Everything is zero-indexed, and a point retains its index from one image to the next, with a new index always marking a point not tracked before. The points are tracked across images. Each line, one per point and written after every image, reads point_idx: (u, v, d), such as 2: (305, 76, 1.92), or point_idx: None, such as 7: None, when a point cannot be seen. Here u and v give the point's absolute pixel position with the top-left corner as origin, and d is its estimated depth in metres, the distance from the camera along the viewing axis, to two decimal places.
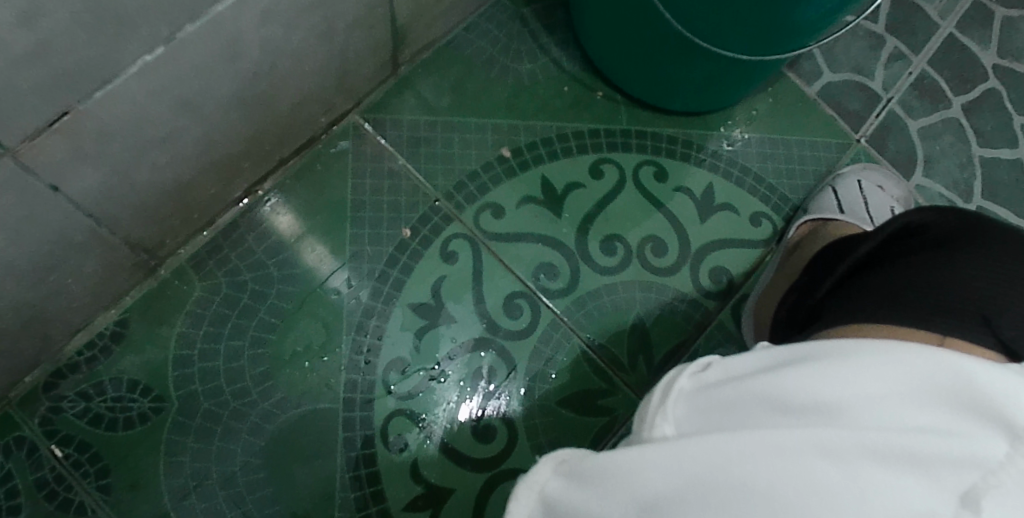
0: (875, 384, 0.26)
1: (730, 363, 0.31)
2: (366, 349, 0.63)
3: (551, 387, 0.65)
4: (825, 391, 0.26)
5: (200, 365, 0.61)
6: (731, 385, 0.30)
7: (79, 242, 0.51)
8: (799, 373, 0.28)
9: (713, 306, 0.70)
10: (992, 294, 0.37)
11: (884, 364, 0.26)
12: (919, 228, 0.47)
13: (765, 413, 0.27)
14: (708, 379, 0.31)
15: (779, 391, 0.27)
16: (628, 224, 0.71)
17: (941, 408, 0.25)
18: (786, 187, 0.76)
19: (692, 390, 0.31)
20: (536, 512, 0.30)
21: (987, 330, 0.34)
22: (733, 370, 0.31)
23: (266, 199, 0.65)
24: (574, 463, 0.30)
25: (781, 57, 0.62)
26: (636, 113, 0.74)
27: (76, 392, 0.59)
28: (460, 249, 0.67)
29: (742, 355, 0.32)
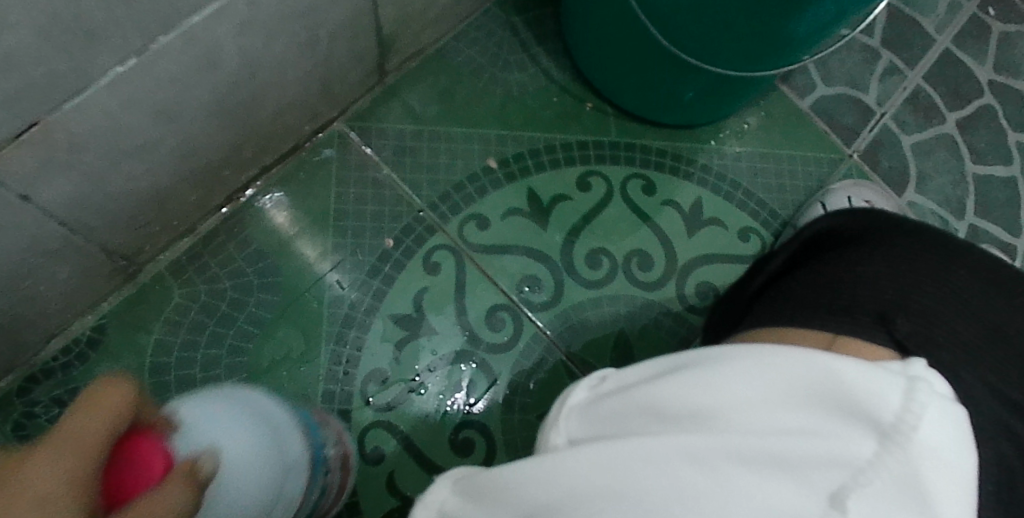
0: (748, 387, 0.27)
1: (625, 375, 0.33)
2: (346, 360, 0.62)
3: (531, 401, 0.64)
4: (704, 397, 0.28)
5: (176, 373, 0.60)
6: (623, 396, 0.31)
7: (53, 250, 0.51)
8: (681, 377, 0.29)
9: (698, 321, 0.69)
10: (892, 290, 0.36)
11: (761, 367, 0.28)
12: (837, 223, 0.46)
13: (651, 420, 0.28)
14: (604, 391, 0.32)
15: (663, 396, 0.29)
16: (613, 237, 0.70)
17: (817, 409, 0.27)
18: (776, 202, 0.75)
19: (589, 403, 0.32)
20: None
21: (883, 330, 0.34)
22: (626, 382, 0.32)
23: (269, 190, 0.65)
24: (468, 477, 0.30)
25: (770, 73, 0.62)
26: (625, 125, 0.74)
27: (50, 398, 0.58)
28: (444, 260, 0.66)
29: (635, 367, 0.33)
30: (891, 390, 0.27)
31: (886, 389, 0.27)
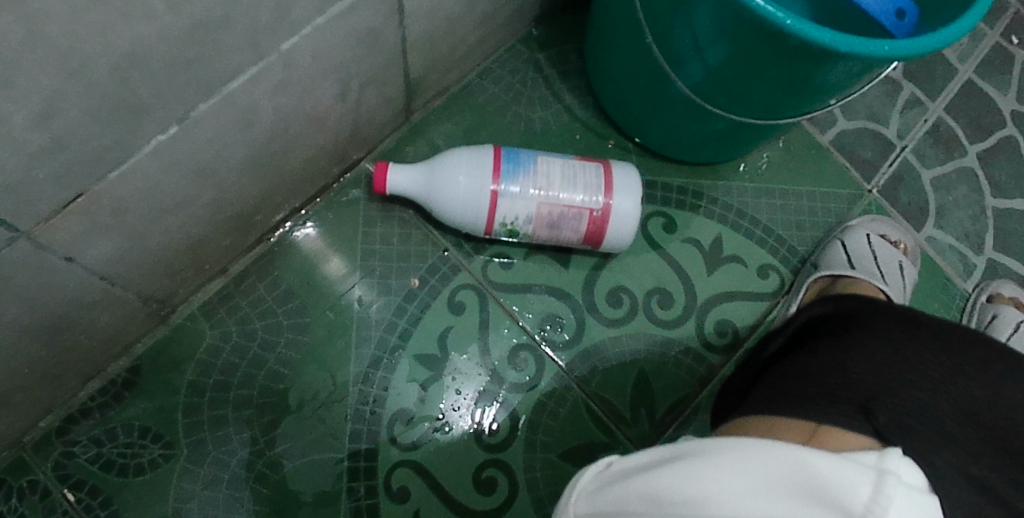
0: (732, 479, 0.31)
1: (625, 461, 0.36)
2: (372, 399, 0.64)
3: (553, 439, 0.65)
4: (692, 486, 0.31)
5: (210, 412, 0.62)
6: (621, 484, 0.34)
7: (93, 301, 0.52)
8: (670, 470, 0.33)
9: (717, 360, 0.70)
10: (877, 380, 0.40)
11: (740, 464, 0.31)
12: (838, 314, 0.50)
13: (648, 507, 0.32)
14: (606, 478, 0.36)
15: (654, 489, 0.32)
16: (635, 276, 0.71)
17: (787, 499, 0.30)
18: (795, 239, 0.76)
19: (596, 483, 0.36)
20: None
21: (863, 418, 0.37)
22: (625, 467, 0.36)
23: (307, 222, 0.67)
24: None
25: (784, 121, 0.63)
26: (646, 163, 0.74)
27: (88, 438, 0.61)
28: (468, 299, 0.67)
29: (632, 453, 0.36)
30: (863, 479, 0.30)
31: (858, 478, 0.30)
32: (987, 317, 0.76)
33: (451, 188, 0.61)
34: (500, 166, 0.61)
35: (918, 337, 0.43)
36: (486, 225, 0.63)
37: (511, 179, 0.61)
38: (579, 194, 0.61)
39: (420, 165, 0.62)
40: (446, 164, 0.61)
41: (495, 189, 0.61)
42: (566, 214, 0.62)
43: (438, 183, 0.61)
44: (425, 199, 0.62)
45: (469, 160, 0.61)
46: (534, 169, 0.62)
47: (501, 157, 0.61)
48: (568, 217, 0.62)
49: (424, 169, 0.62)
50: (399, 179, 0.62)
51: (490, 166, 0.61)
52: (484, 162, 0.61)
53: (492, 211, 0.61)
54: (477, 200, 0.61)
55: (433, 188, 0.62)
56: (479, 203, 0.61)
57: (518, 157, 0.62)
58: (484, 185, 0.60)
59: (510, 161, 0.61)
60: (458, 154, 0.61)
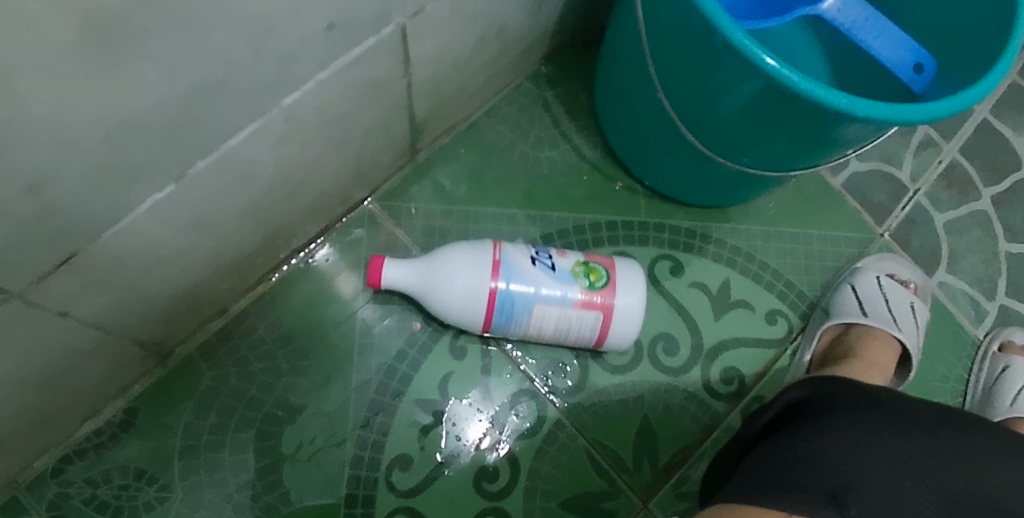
0: None
1: None
2: (371, 444, 0.63)
3: (553, 487, 0.65)
4: None
5: (206, 455, 0.61)
6: None
7: (87, 348, 0.52)
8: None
9: (723, 408, 0.69)
10: (840, 461, 0.40)
11: None
12: (805, 397, 0.50)
13: None
14: None
15: None
16: (641, 321, 0.70)
17: None
18: (804, 284, 0.75)
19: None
20: None
21: (831, 507, 0.37)
22: None
23: (326, 244, 0.67)
24: None
25: (794, 172, 0.61)
26: (654, 205, 0.73)
27: (84, 479, 0.60)
28: (470, 343, 0.66)
29: None
30: None
31: None
32: (998, 367, 0.74)
33: (448, 289, 0.60)
34: (499, 272, 0.59)
35: (878, 419, 0.44)
36: (483, 324, 0.62)
37: (510, 285, 0.59)
38: (571, 334, 0.62)
39: (418, 261, 0.61)
40: (443, 265, 0.60)
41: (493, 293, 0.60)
42: (564, 319, 0.61)
43: (434, 283, 0.60)
44: (421, 295, 0.61)
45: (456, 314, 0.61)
46: (535, 272, 0.60)
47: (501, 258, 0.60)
48: (566, 322, 0.61)
49: (421, 266, 0.60)
50: (395, 274, 0.60)
51: (489, 271, 0.59)
52: (482, 265, 0.59)
53: (490, 314, 0.61)
54: (474, 303, 0.60)
55: (428, 298, 0.62)
56: (476, 304, 0.60)
57: (519, 258, 0.60)
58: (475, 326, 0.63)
59: (510, 265, 0.60)
60: (455, 275, 0.59)
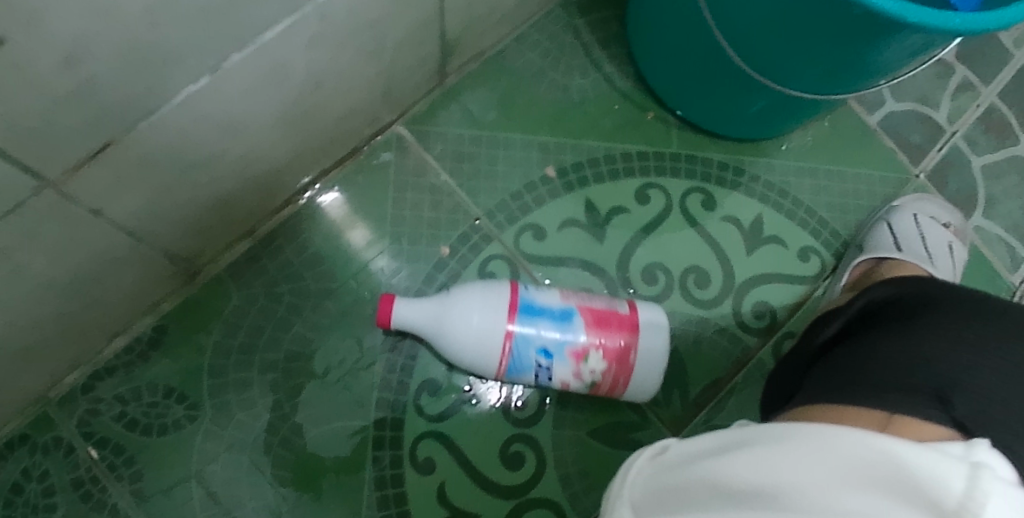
0: (805, 465, 0.28)
1: (689, 444, 0.34)
2: (400, 368, 0.62)
3: (582, 416, 0.64)
4: (762, 475, 0.28)
5: (234, 374, 0.61)
6: (683, 469, 0.32)
7: (117, 255, 0.52)
8: (727, 459, 0.30)
9: (754, 342, 0.68)
10: (944, 366, 0.35)
11: (804, 449, 0.28)
12: (889, 300, 0.45)
13: (711, 496, 0.29)
14: (667, 462, 0.34)
15: (722, 479, 0.29)
16: (672, 252, 0.69)
17: (872, 491, 0.26)
18: (838, 222, 0.74)
19: (650, 470, 0.34)
20: None
21: (940, 410, 0.33)
22: (690, 451, 0.33)
23: (330, 189, 0.65)
24: None
25: (841, 97, 0.58)
26: (687, 136, 0.72)
27: (113, 396, 0.61)
28: (499, 270, 0.65)
29: (695, 438, 0.34)
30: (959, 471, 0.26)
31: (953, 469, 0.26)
32: None
33: (461, 329, 0.57)
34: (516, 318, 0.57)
35: (980, 318, 0.39)
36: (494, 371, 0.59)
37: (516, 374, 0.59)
38: None
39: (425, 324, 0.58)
40: (457, 304, 0.57)
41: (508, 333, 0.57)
42: None
43: (448, 320, 0.57)
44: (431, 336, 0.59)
45: None
46: (551, 321, 0.58)
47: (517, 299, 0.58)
48: None
49: (435, 302, 0.58)
50: (406, 313, 0.58)
51: (505, 310, 0.57)
52: (498, 304, 0.58)
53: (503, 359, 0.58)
54: (488, 344, 0.57)
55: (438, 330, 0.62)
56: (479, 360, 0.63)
57: (532, 345, 0.58)
58: None
59: (526, 306, 0.58)
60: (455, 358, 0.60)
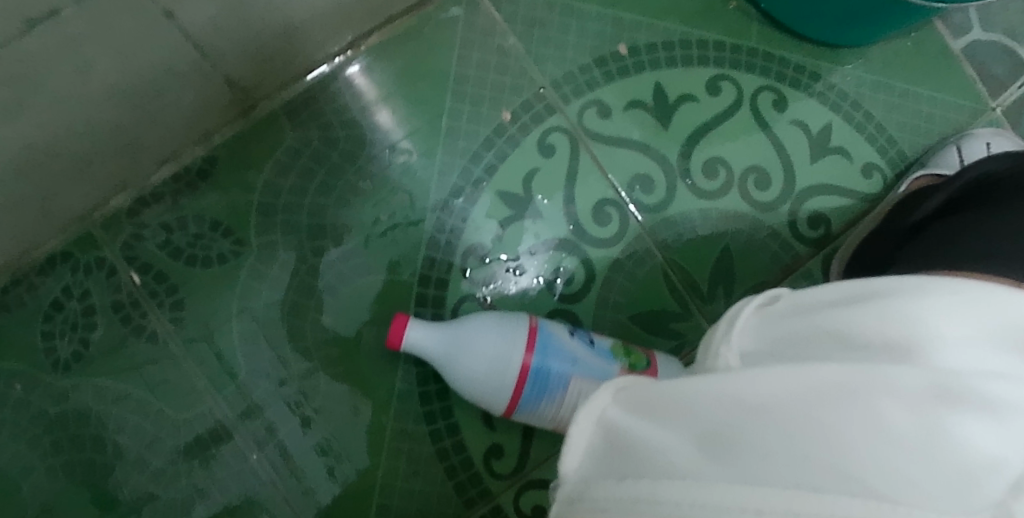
0: (946, 323, 0.27)
1: (800, 298, 0.33)
2: (449, 229, 0.61)
3: (626, 300, 0.63)
4: (898, 327, 0.27)
5: (283, 215, 0.61)
6: (799, 320, 0.31)
7: (183, 71, 0.50)
8: (853, 309, 0.29)
9: (805, 251, 0.67)
10: None
11: (947, 305, 0.27)
12: (995, 181, 0.47)
13: (829, 350, 0.28)
14: (777, 312, 0.33)
15: (849, 328, 0.28)
16: (736, 149, 0.66)
17: (1004, 357, 0.26)
18: (907, 143, 0.71)
19: (763, 317, 0.33)
20: (592, 439, 0.30)
21: None
22: (801, 303, 0.32)
23: (356, 61, 0.62)
24: (633, 392, 0.31)
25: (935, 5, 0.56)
26: (766, 32, 0.68)
27: (158, 223, 0.60)
28: (558, 143, 0.63)
29: (811, 289, 0.33)
30: None
31: None
32: None
33: (479, 347, 0.54)
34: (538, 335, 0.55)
35: None
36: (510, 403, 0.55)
37: (541, 377, 0.54)
38: None
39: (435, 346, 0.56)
40: (475, 327, 0.55)
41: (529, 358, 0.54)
42: None
43: (466, 334, 0.55)
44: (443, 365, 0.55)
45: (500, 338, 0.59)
46: (574, 345, 0.56)
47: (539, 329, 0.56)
48: None
49: (451, 330, 0.55)
50: (420, 335, 0.55)
51: (525, 338, 0.55)
52: (518, 327, 0.55)
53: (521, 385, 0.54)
54: (506, 369, 0.54)
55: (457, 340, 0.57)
56: None
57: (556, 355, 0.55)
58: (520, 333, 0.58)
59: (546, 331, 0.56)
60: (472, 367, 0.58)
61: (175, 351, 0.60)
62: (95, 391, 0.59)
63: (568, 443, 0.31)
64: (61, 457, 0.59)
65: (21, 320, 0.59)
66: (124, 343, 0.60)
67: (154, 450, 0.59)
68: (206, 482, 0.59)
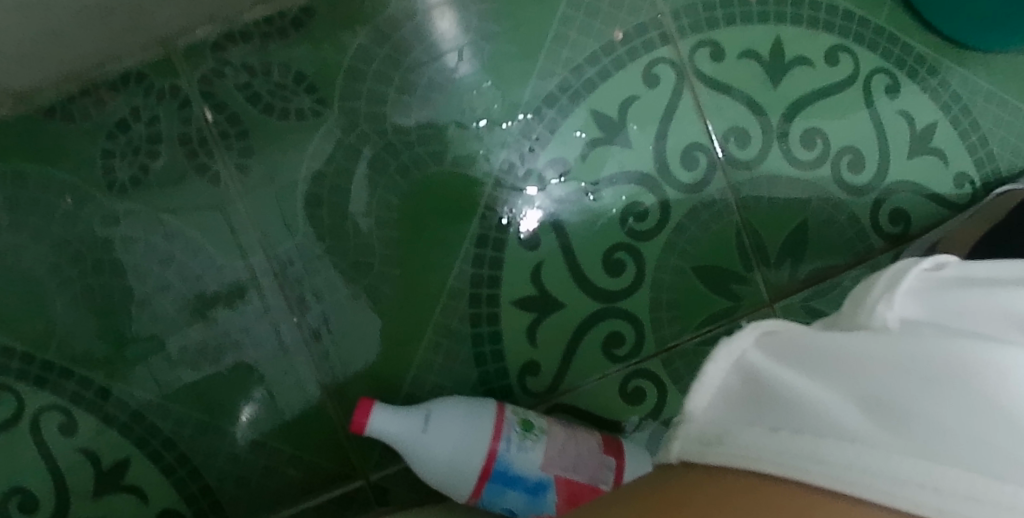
0: None
1: (963, 274, 0.36)
2: (535, 137, 0.60)
3: (692, 250, 0.62)
4: None
5: (370, 85, 0.58)
6: (965, 293, 0.34)
7: None
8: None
9: (878, 245, 0.64)
10: None
11: None
12: None
13: (1000, 326, 0.32)
14: (942, 279, 0.36)
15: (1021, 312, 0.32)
16: (838, 125, 0.63)
17: None
18: (1006, 162, 0.66)
19: (919, 287, 0.35)
20: (727, 380, 0.34)
21: None
22: (967, 280, 0.36)
23: None
24: (778, 339, 0.34)
25: None
26: (896, 14, 0.64)
27: (241, 64, 0.58)
28: (664, 75, 0.61)
29: (973, 272, 0.36)
30: None
31: None
32: None
33: (427, 479, 0.54)
34: (482, 490, 0.54)
35: None
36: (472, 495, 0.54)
37: (490, 497, 0.54)
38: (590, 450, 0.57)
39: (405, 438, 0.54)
40: (434, 439, 0.54)
41: (471, 500, 0.55)
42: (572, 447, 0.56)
43: (423, 442, 0.54)
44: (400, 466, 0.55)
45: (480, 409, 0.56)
46: (520, 493, 0.54)
47: (501, 426, 0.55)
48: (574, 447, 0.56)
49: (415, 415, 0.54)
50: (386, 421, 0.54)
51: (471, 486, 0.54)
52: (480, 424, 0.55)
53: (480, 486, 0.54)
54: (472, 457, 0.54)
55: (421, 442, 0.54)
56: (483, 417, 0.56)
57: (496, 505, 0.55)
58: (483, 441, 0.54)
59: (499, 470, 0.54)
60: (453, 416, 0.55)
61: (234, 198, 0.58)
62: (146, 221, 0.58)
63: (700, 384, 0.34)
64: (101, 279, 0.58)
65: (84, 133, 0.57)
66: (184, 178, 0.58)
67: (195, 292, 0.58)
68: (242, 335, 0.58)
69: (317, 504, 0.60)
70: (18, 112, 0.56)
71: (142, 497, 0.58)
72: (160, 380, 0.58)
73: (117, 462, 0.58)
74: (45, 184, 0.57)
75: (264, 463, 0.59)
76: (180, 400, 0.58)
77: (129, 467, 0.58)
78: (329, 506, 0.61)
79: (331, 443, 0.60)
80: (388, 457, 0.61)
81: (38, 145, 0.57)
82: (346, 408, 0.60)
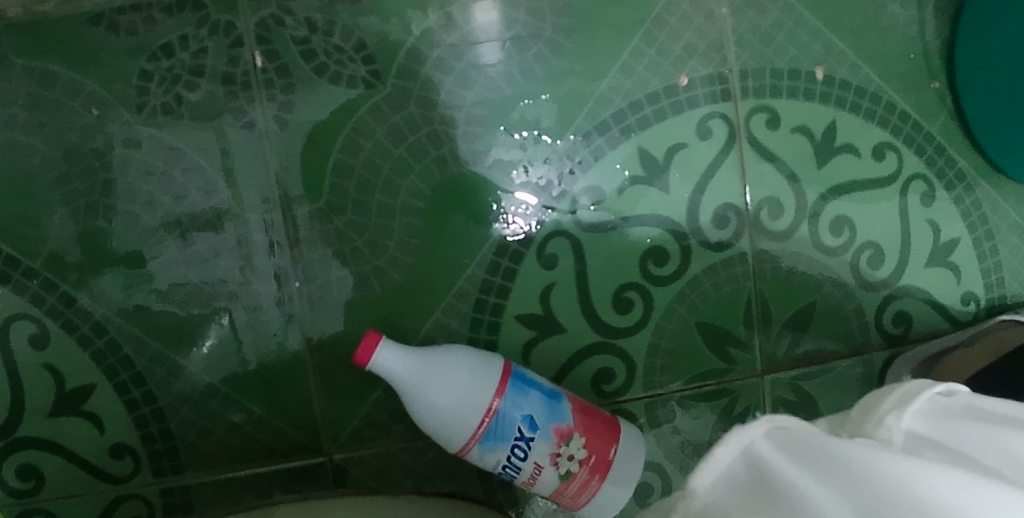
0: None
1: (979, 400, 0.33)
2: (578, 160, 0.59)
3: (702, 305, 0.62)
4: None
5: (428, 70, 0.57)
6: (980, 425, 0.31)
7: None
8: None
9: (875, 343, 0.65)
10: None
11: None
12: None
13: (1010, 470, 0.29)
14: (956, 405, 0.32)
15: None
16: (867, 218, 0.64)
17: None
18: (1015, 293, 0.67)
19: (933, 404, 0.32)
20: (734, 466, 0.31)
21: None
22: (984, 408, 0.32)
23: None
24: (789, 433, 0.31)
25: None
26: (948, 127, 0.65)
27: (305, 18, 0.56)
28: (716, 129, 0.61)
29: (992, 399, 0.33)
30: None
31: None
32: None
33: (445, 386, 0.52)
34: (507, 384, 0.53)
35: None
36: (469, 444, 0.53)
37: (490, 443, 0.53)
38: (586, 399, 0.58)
39: (406, 379, 0.53)
40: (448, 355, 0.54)
41: (495, 403, 0.53)
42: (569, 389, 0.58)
43: (441, 352, 0.54)
44: (407, 391, 0.53)
45: (484, 357, 0.54)
46: (540, 394, 0.54)
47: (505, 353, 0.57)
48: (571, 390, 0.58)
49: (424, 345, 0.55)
50: (390, 358, 0.52)
51: (495, 382, 0.53)
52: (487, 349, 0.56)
53: (478, 435, 0.53)
54: (473, 406, 0.52)
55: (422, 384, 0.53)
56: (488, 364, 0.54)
57: (518, 409, 0.53)
58: (486, 390, 0.53)
59: (517, 371, 0.55)
60: (458, 360, 0.53)
61: (264, 149, 0.56)
62: (167, 151, 0.55)
63: (706, 463, 0.31)
64: (107, 198, 0.55)
65: (125, 48, 0.55)
66: (218, 118, 0.56)
67: (201, 234, 0.56)
68: (238, 287, 0.57)
69: (274, 470, 0.58)
70: (63, 12, 0.54)
71: (99, 426, 0.56)
72: (143, 312, 0.56)
73: (81, 386, 0.56)
74: (72, 89, 0.54)
75: (230, 417, 0.57)
76: (159, 338, 0.56)
77: (92, 394, 0.56)
78: (285, 476, 0.58)
79: (302, 412, 0.58)
80: (356, 439, 0.59)
81: (74, 48, 0.54)
82: (327, 382, 0.58)
